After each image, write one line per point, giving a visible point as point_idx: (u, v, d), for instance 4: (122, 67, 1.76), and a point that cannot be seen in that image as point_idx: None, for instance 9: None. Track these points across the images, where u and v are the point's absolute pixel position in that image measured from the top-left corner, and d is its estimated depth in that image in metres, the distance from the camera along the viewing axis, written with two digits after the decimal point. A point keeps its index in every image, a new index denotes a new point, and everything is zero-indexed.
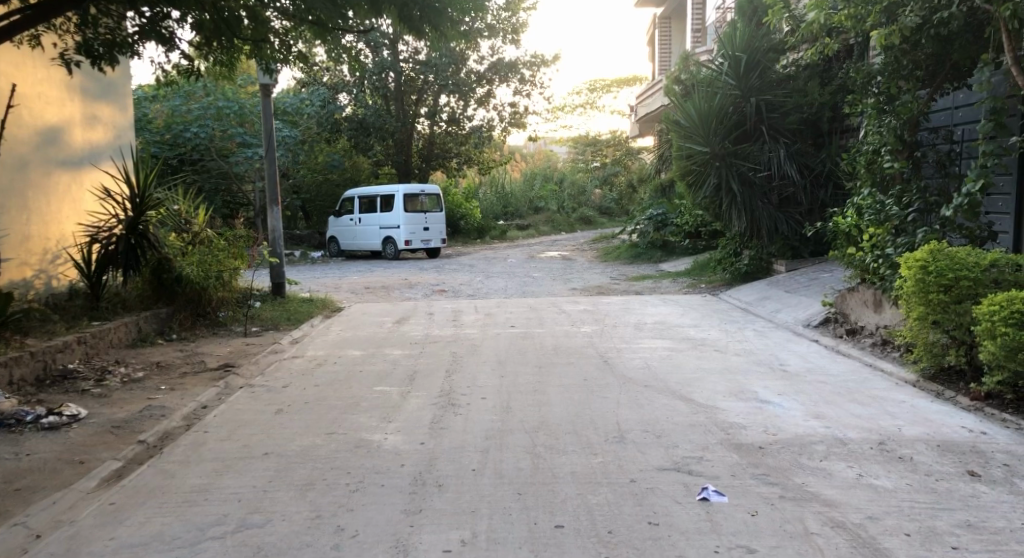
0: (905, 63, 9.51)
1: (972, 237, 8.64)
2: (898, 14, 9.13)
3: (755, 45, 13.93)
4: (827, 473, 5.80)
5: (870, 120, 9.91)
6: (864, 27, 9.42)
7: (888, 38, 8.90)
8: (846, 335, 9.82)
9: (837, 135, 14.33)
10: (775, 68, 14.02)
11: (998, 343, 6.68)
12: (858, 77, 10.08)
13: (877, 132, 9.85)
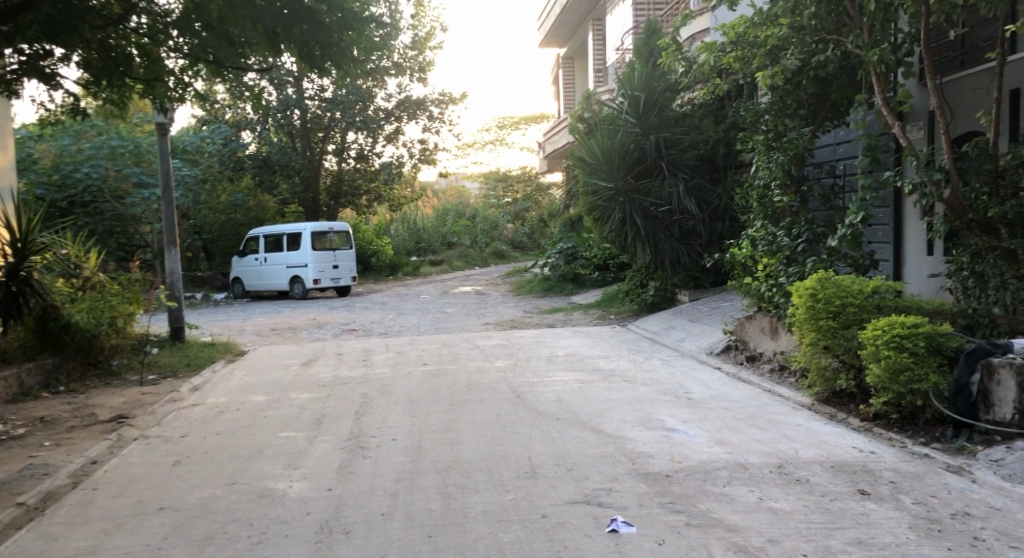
0: (789, 102, 10.07)
1: (856, 266, 9.20)
2: (780, 56, 9.65)
3: (651, 85, 14.47)
4: (729, 498, 5.98)
5: (760, 156, 10.32)
6: (750, 69, 9.90)
7: (771, 79, 9.39)
8: (746, 362, 10.16)
9: (732, 170, 14.87)
10: (672, 106, 14.65)
11: (883, 366, 7.02)
12: (748, 115, 10.55)
13: (766, 168, 10.16)
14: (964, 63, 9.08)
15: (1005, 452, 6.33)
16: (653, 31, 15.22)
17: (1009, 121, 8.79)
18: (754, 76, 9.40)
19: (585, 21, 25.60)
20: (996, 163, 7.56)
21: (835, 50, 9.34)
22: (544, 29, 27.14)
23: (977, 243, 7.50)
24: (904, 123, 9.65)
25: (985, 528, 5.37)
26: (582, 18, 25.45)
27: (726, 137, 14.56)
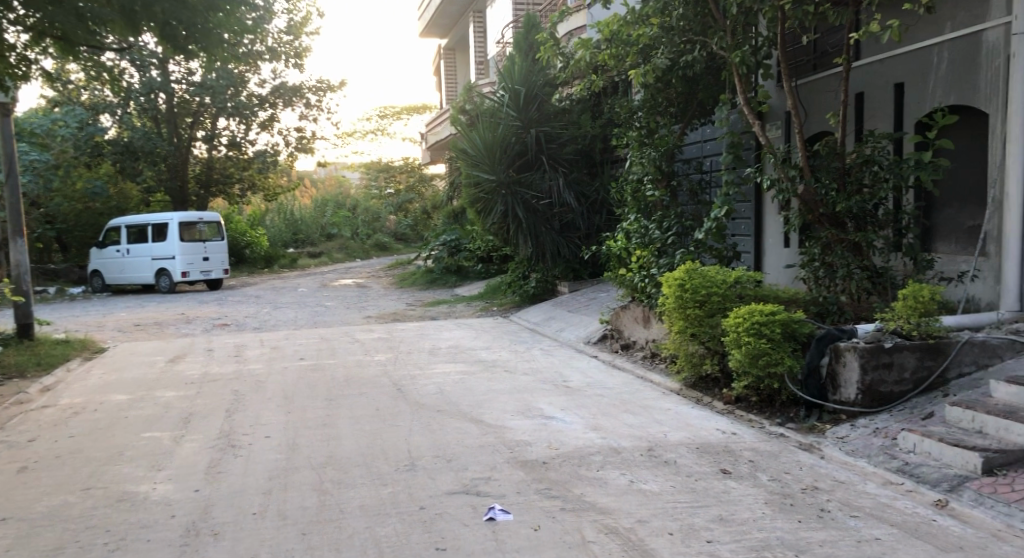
0: (660, 99, 10.48)
1: (720, 257, 9.52)
2: (651, 55, 9.95)
3: (532, 79, 14.63)
4: (603, 482, 6.20)
5: (633, 151, 10.61)
6: (624, 66, 10.24)
7: (643, 77, 9.65)
8: (621, 350, 10.48)
9: (609, 165, 15.38)
10: (552, 101, 14.85)
11: (744, 352, 7.38)
12: (623, 111, 10.81)
13: (640, 162, 10.48)
14: (817, 67, 9.71)
15: (849, 429, 6.84)
16: (531, 25, 15.44)
17: (854, 123, 9.50)
18: (628, 74, 9.64)
19: (466, 12, 25.66)
20: (843, 161, 8.03)
21: (702, 50, 9.82)
22: (425, 20, 27.04)
23: (826, 235, 8.04)
24: (764, 122, 10.23)
25: (831, 500, 5.78)
26: (463, 9, 25.50)
27: (602, 132, 14.94)
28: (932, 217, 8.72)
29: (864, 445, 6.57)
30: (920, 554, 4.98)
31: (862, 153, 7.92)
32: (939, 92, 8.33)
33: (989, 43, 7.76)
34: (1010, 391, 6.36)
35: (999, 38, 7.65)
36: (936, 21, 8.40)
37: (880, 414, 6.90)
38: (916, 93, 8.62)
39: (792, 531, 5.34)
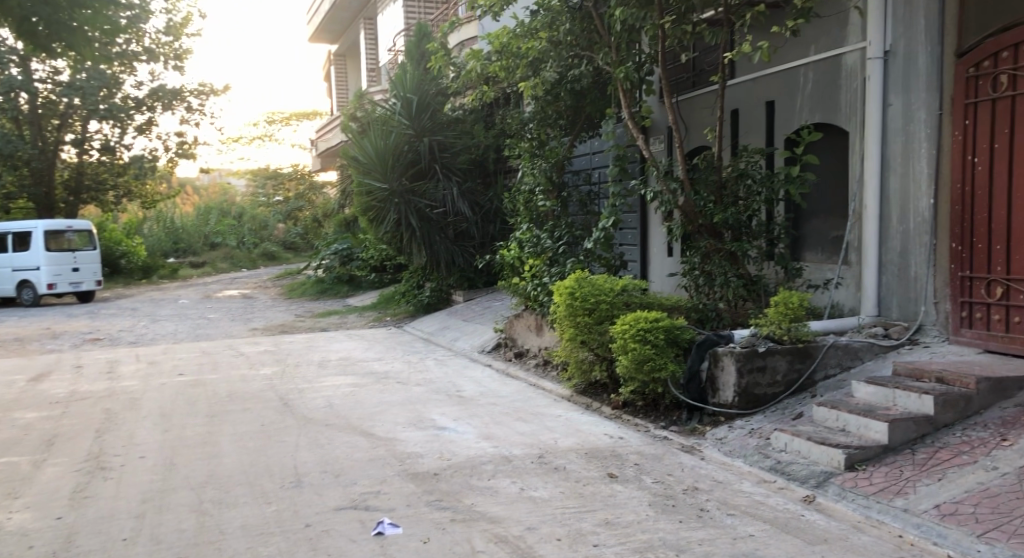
0: (550, 113, 10.70)
1: (608, 266, 9.76)
2: (541, 68, 10.14)
3: (424, 88, 14.62)
4: (494, 491, 6.28)
5: (525, 163, 10.83)
6: (514, 78, 10.30)
7: (533, 90, 10.02)
8: (514, 358, 10.57)
9: (502, 174, 15.56)
10: (444, 111, 14.86)
11: (630, 357, 7.55)
12: (515, 123, 11.22)
13: (531, 174, 10.66)
14: (695, 84, 10.13)
15: (727, 430, 7.16)
16: (423, 35, 15.60)
17: (730, 138, 9.99)
18: (517, 87, 9.99)
19: (356, 18, 25.41)
20: (720, 174, 8.41)
21: (588, 65, 10.09)
22: (313, 24, 26.62)
23: (705, 245, 8.36)
24: (647, 136, 10.60)
25: (710, 500, 6.05)
26: (353, 15, 25.25)
27: (495, 142, 15.10)
28: (801, 227, 9.22)
29: (741, 445, 6.89)
30: (790, 547, 5.26)
31: (737, 168, 8.39)
32: (805, 110, 8.83)
33: (848, 66, 8.29)
34: (869, 391, 6.80)
35: (856, 61, 8.18)
36: (801, 43, 8.90)
37: (755, 415, 7.25)
38: (785, 110, 9.10)
39: (672, 531, 5.55)
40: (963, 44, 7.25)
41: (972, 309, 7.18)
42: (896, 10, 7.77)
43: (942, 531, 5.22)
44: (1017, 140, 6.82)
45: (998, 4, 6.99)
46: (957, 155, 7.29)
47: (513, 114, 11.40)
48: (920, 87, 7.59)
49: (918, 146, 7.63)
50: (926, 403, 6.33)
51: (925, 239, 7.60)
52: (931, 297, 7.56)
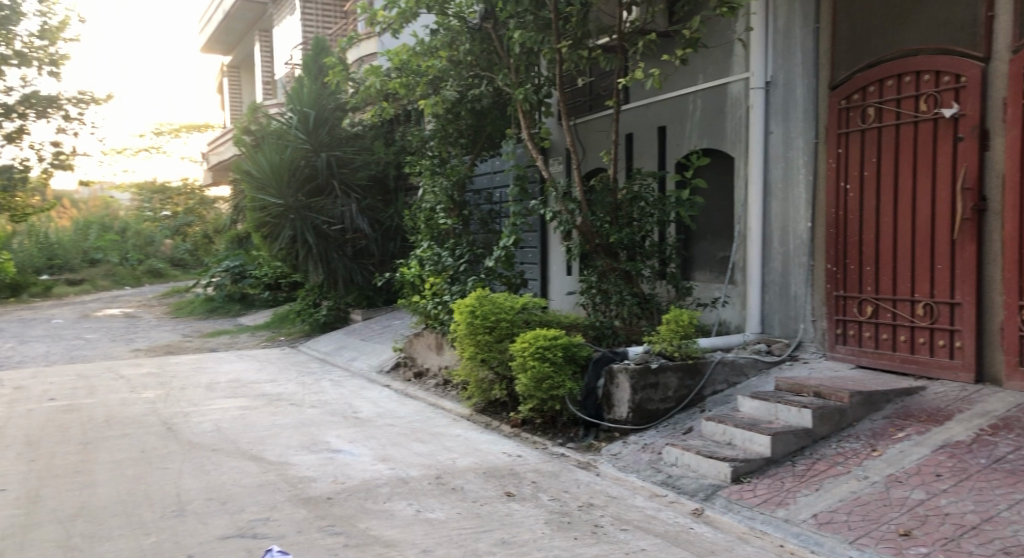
0: (450, 130, 10.67)
1: (509, 285, 9.64)
2: (440, 87, 10.21)
3: (321, 103, 14.49)
4: (389, 514, 6.20)
5: (426, 180, 10.70)
6: (414, 95, 10.25)
7: (433, 108, 10.03)
8: (414, 378, 10.40)
9: (402, 192, 15.53)
10: (342, 126, 14.72)
11: (529, 376, 7.57)
12: (415, 140, 11.10)
13: (433, 191, 10.59)
14: (592, 108, 10.38)
15: (622, 446, 7.30)
16: (321, 49, 15.60)
17: (626, 161, 10.18)
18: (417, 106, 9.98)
19: (251, 29, 24.85)
20: (616, 197, 8.60)
21: (488, 85, 10.13)
22: (206, 35, 25.89)
23: (602, 264, 8.53)
24: (546, 157, 10.80)
25: (604, 516, 6.15)
26: (248, 27, 24.71)
27: (395, 160, 15.02)
28: (690, 248, 9.53)
29: (634, 461, 7.05)
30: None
31: (631, 190, 8.62)
32: (694, 136, 9.17)
33: (733, 94, 8.67)
34: (753, 405, 7.06)
35: (740, 90, 8.57)
36: (690, 72, 9.25)
37: (647, 431, 7.42)
38: (676, 136, 9.42)
39: (567, 548, 5.61)
40: (835, 77, 7.72)
41: (845, 326, 7.62)
42: (776, 44, 8.22)
43: (818, 539, 5.46)
44: (884, 168, 7.28)
45: (865, 41, 7.48)
46: (831, 182, 7.74)
47: (413, 131, 11.28)
48: (799, 117, 8.02)
49: (797, 172, 8.05)
50: (805, 417, 6.63)
51: (804, 260, 8.00)
52: (809, 315, 7.97)
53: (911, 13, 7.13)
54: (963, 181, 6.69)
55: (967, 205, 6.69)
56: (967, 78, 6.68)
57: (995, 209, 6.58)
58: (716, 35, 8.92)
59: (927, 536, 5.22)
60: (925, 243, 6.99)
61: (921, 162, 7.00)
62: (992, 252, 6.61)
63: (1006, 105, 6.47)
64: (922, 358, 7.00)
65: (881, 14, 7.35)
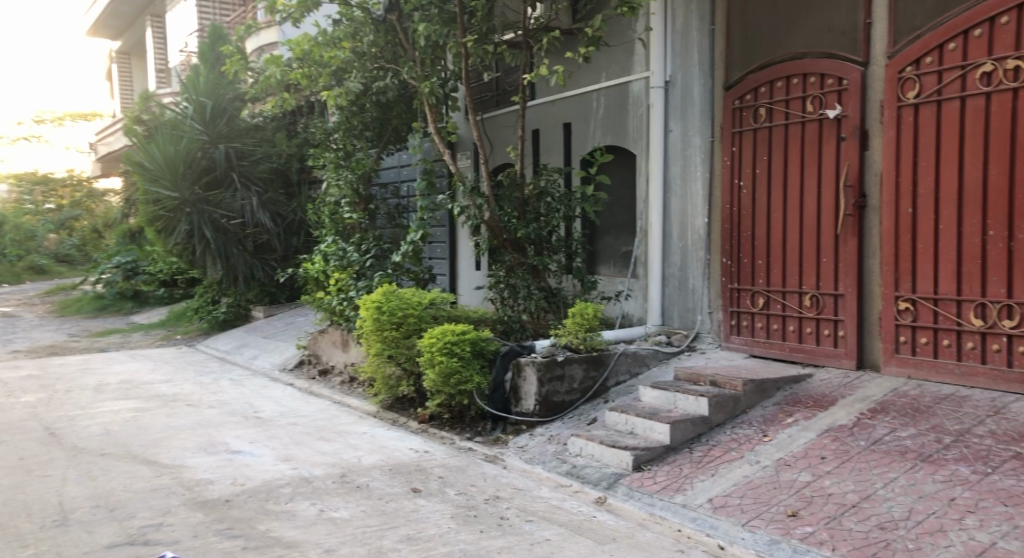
0: (355, 123, 10.54)
1: (417, 280, 9.57)
2: (344, 78, 9.90)
3: (219, 92, 13.97)
4: (290, 515, 6.09)
5: (330, 174, 10.52)
6: (316, 86, 10.02)
7: (337, 99, 9.59)
8: (318, 375, 10.20)
9: (306, 184, 15.06)
10: (241, 116, 14.32)
11: (437, 371, 7.54)
12: (318, 133, 10.82)
13: (337, 185, 10.32)
14: (499, 103, 10.46)
15: (529, 438, 7.41)
16: (218, 36, 15.15)
17: (532, 156, 10.40)
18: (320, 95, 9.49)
19: (141, 13, 23.72)
20: (523, 192, 8.73)
21: (395, 79, 10.12)
22: (91, 17, 24.59)
23: (510, 259, 8.60)
24: (454, 151, 10.84)
25: (510, 508, 6.23)
26: (138, 11, 23.62)
27: (298, 152, 14.69)
28: (595, 243, 9.74)
29: (540, 452, 7.16)
30: (583, 548, 5.53)
31: (537, 185, 8.75)
32: (598, 133, 9.38)
33: (634, 93, 8.92)
34: (654, 395, 7.29)
35: (641, 89, 8.83)
36: (593, 71, 9.47)
37: (554, 422, 7.55)
38: (581, 133, 9.63)
39: (473, 541, 5.65)
40: (729, 77, 8.06)
41: (739, 318, 7.99)
42: (675, 44, 8.52)
43: (713, 523, 5.70)
44: (774, 166, 7.66)
45: (756, 44, 7.83)
46: (726, 178, 8.08)
47: (317, 123, 11.05)
48: (696, 116, 8.35)
49: (694, 169, 8.37)
50: (701, 405, 6.89)
51: (700, 254, 8.33)
52: (706, 307, 8.30)
53: (797, 18, 7.51)
54: (845, 179, 7.11)
55: (849, 201, 7.12)
56: (848, 81, 7.09)
57: (874, 205, 7.02)
58: (617, 34, 9.16)
59: (812, 515, 5.50)
60: (811, 238, 7.39)
61: (808, 160, 7.41)
62: (872, 246, 7.05)
63: (883, 108, 6.92)
64: (809, 347, 7.41)
65: (770, 18, 7.71)
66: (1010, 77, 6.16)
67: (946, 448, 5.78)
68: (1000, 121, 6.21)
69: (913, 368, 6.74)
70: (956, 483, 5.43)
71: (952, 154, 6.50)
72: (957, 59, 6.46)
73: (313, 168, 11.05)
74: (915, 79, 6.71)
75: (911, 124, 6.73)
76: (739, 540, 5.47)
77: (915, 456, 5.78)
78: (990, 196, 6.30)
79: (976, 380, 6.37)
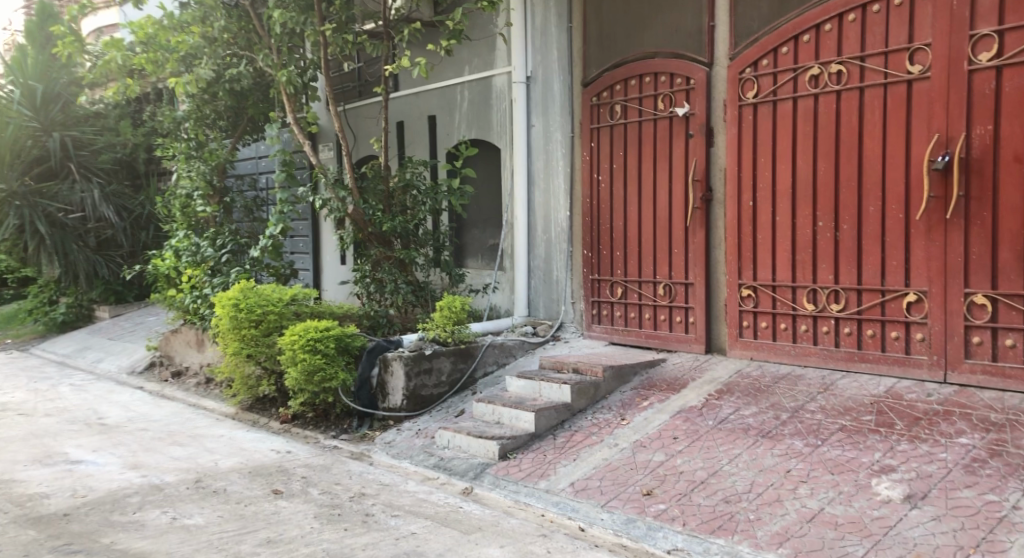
0: (207, 111, 10.05)
1: (277, 275, 9.28)
2: (194, 65, 9.43)
3: (50, 76, 12.87)
4: (138, 525, 5.74)
5: (180, 165, 9.87)
6: (163, 73, 9.45)
7: (185, 86, 9.02)
8: (171, 378, 9.63)
9: (155, 176, 14.18)
10: (79, 103, 13.32)
11: (300, 369, 7.34)
12: (166, 121, 10.22)
13: (189, 176, 9.76)
14: (361, 93, 10.30)
15: (396, 433, 7.35)
16: (45, 16, 13.71)
17: (395, 147, 10.42)
18: (168, 82, 8.91)
19: None
20: (387, 184, 8.64)
21: (249, 66, 9.59)
22: None
23: (375, 252, 8.49)
24: (315, 143, 10.65)
25: (376, 504, 6.17)
26: None
27: (146, 141, 13.90)
28: (462, 237, 9.85)
29: (407, 447, 7.13)
30: (448, 540, 5.55)
31: (403, 178, 8.71)
32: (463, 126, 9.52)
33: (497, 87, 9.11)
34: (519, 385, 7.45)
35: (504, 83, 9.03)
36: (456, 64, 9.58)
37: (421, 416, 7.54)
38: (446, 126, 9.74)
39: (336, 540, 5.54)
40: (587, 74, 8.31)
41: (600, 307, 8.29)
42: (535, 40, 8.74)
43: (575, 506, 5.88)
44: (629, 160, 7.98)
45: (611, 42, 8.11)
46: (586, 173, 8.35)
47: (163, 111, 10.40)
48: (556, 111, 8.59)
49: (556, 163, 8.61)
50: (564, 392, 7.10)
51: (563, 246, 8.59)
52: (569, 297, 8.58)
53: (648, 18, 7.83)
54: (692, 173, 7.51)
55: (696, 195, 7.52)
56: (694, 80, 7.48)
57: (719, 198, 7.46)
58: (478, 28, 9.30)
59: (665, 493, 5.78)
60: (663, 229, 7.77)
61: (659, 156, 7.76)
62: (717, 237, 7.50)
63: (726, 107, 7.35)
64: (663, 333, 7.79)
65: (624, 16, 8.00)
66: (834, 80, 6.68)
67: (783, 424, 6.22)
68: (826, 121, 6.74)
69: (754, 350, 7.24)
70: (792, 455, 5.84)
71: (786, 151, 7.00)
72: (788, 62, 6.94)
73: (163, 159, 10.44)
74: (753, 80, 7.18)
75: (751, 123, 7.20)
76: (598, 521, 5.66)
77: (757, 433, 6.19)
78: (819, 190, 6.82)
79: (809, 359, 6.91)
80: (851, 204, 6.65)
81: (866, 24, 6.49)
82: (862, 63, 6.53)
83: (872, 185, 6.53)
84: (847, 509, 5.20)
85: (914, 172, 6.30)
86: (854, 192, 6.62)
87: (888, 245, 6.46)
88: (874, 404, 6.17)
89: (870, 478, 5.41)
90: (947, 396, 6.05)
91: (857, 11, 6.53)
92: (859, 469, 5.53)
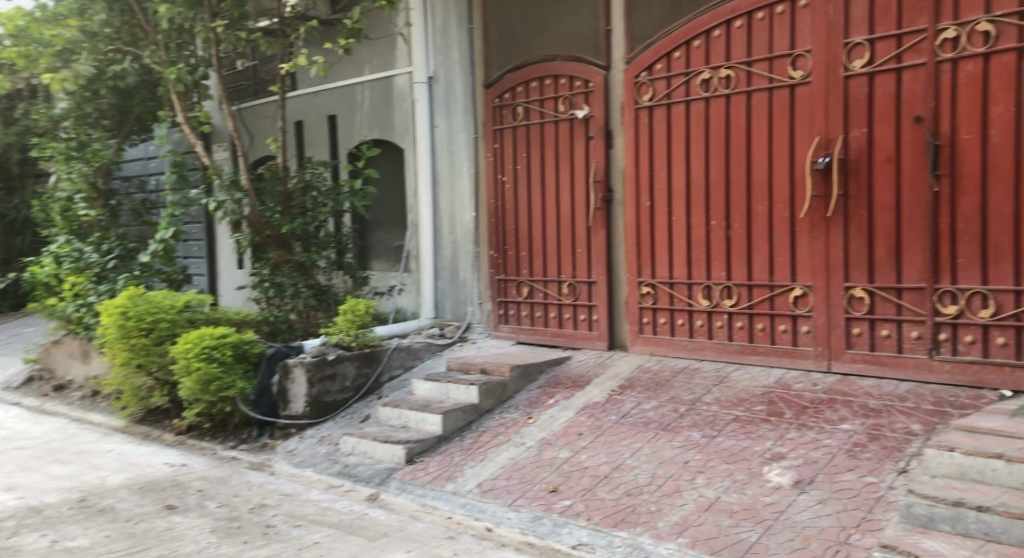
0: (88, 110, 9.56)
1: (170, 281, 8.98)
2: (72, 60, 8.86)
3: None
4: (15, 550, 5.37)
5: (59, 166, 9.39)
6: (36, 68, 8.63)
7: (63, 83, 8.50)
8: (53, 392, 9.06)
9: (31, 178, 13.30)
10: None
11: (194, 379, 7.05)
12: (42, 120, 9.67)
13: (68, 178, 9.32)
14: (257, 92, 10.00)
15: (298, 442, 7.15)
16: None
17: (294, 147, 10.19)
18: (43, 79, 8.35)
19: None
20: (285, 186, 8.45)
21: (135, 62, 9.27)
22: None
23: (274, 256, 8.21)
24: (208, 142, 10.30)
25: (276, 515, 5.99)
26: None
27: (18, 141, 12.67)
28: (366, 238, 9.71)
29: (310, 455, 6.95)
30: (352, 548, 5.44)
31: (302, 179, 8.54)
32: (364, 126, 9.42)
33: (399, 87, 9.05)
34: (425, 388, 7.38)
35: (405, 83, 8.97)
36: (355, 63, 9.44)
37: (324, 423, 7.37)
38: (347, 125, 9.60)
39: (235, 554, 5.33)
40: (488, 76, 8.32)
41: (507, 307, 8.34)
42: (436, 40, 8.71)
43: (480, 507, 5.85)
44: (531, 161, 8.04)
45: (510, 45, 8.16)
46: (489, 174, 8.37)
47: (39, 109, 9.85)
48: (458, 112, 8.58)
49: (460, 164, 8.61)
50: (472, 393, 7.08)
51: (469, 247, 8.61)
52: (476, 298, 8.61)
53: (546, 21, 7.92)
54: (593, 174, 7.64)
55: (597, 195, 7.66)
56: (593, 83, 7.61)
57: (619, 199, 7.62)
58: (377, 27, 9.19)
59: (570, 489, 5.84)
60: (566, 229, 7.87)
61: (561, 157, 7.86)
62: (618, 237, 7.65)
63: (624, 109, 7.51)
64: (568, 332, 7.89)
65: (523, 19, 8.06)
66: (724, 84, 6.92)
67: (681, 416, 6.39)
68: (717, 124, 6.98)
69: (654, 346, 7.42)
70: (689, 447, 6.01)
71: (680, 153, 7.20)
72: (681, 66, 7.15)
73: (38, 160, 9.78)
74: (648, 83, 7.35)
75: (647, 125, 7.38)
76: (504, 521, 5.64)
77: (657, 426, 6.34)
78: (713, 190, 7.06)
79: (706, 353, 7.14)
80: (742, 203, 6.90)
81: (752, 31, 6.75)
82: (748, 68, 6.78)
83: (761, 184, 6.80)
84: (742, 496, 5.38)
85: (798, 173, 6.59)
86: (745, 192, 6.88)
87: (776, 243, 6.74)
88: (766, 394, 6.43)
89: (763, 466, 5.62)
90: (831, 385, 6.36)
91: (743, 18, 6.78)
92: (752, 457, 5.73)
